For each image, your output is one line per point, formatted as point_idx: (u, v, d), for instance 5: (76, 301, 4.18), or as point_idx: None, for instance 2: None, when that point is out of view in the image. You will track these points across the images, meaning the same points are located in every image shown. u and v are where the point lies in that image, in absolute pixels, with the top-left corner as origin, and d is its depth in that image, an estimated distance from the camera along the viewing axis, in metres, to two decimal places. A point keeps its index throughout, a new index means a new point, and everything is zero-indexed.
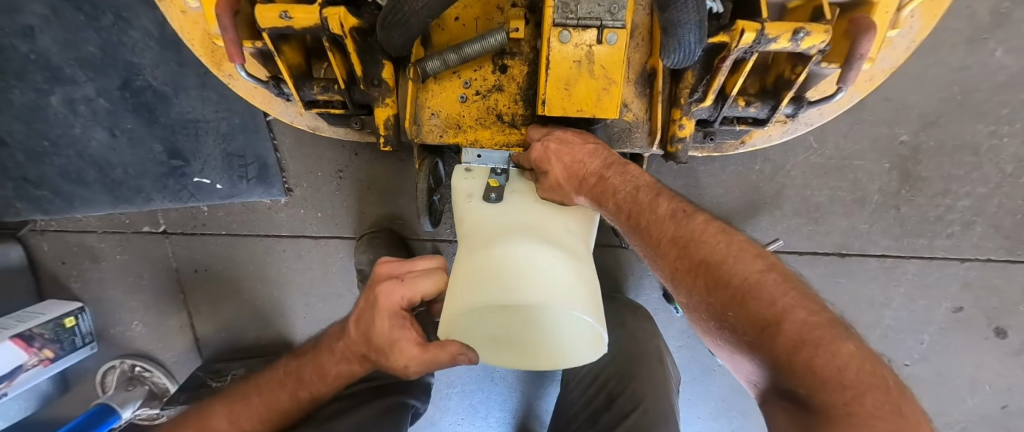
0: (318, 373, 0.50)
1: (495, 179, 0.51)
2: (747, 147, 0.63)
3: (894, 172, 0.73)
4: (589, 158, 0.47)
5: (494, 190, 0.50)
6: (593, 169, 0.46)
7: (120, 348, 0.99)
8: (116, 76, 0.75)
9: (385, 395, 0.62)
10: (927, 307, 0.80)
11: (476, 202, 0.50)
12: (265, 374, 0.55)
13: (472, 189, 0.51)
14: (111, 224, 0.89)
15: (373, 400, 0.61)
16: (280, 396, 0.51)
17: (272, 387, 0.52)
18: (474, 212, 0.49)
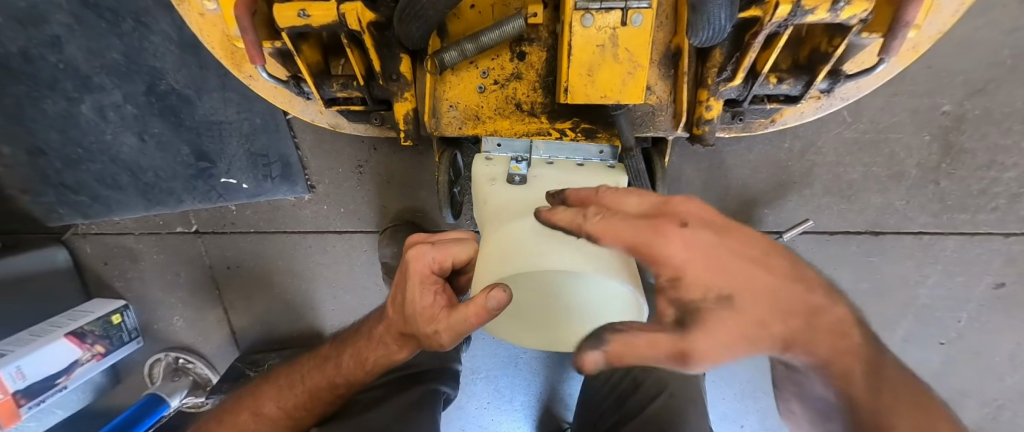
0: (357, 359, 0.50)
1: (516, 165, 0.54)
2: (777, 125, 0.61)
3: (935, 145, 0.69)
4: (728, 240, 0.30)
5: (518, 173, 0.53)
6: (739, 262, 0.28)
7: (163, 342, 1.05)
8: (142, 82, 0.77)
9: (419, 384, 0.66)
10: (967, 284, 0.77)
11: (498, 184, 0.53)
12: (306, 356, 0.57)
13: (494, 173, 0.55)
14: (147, 225, 0.92)
15: (407, 390, 0.64)
16: (320, 382, 0.53)
17: (313, 376, 0.54)
18: (497, 194, 0.52)
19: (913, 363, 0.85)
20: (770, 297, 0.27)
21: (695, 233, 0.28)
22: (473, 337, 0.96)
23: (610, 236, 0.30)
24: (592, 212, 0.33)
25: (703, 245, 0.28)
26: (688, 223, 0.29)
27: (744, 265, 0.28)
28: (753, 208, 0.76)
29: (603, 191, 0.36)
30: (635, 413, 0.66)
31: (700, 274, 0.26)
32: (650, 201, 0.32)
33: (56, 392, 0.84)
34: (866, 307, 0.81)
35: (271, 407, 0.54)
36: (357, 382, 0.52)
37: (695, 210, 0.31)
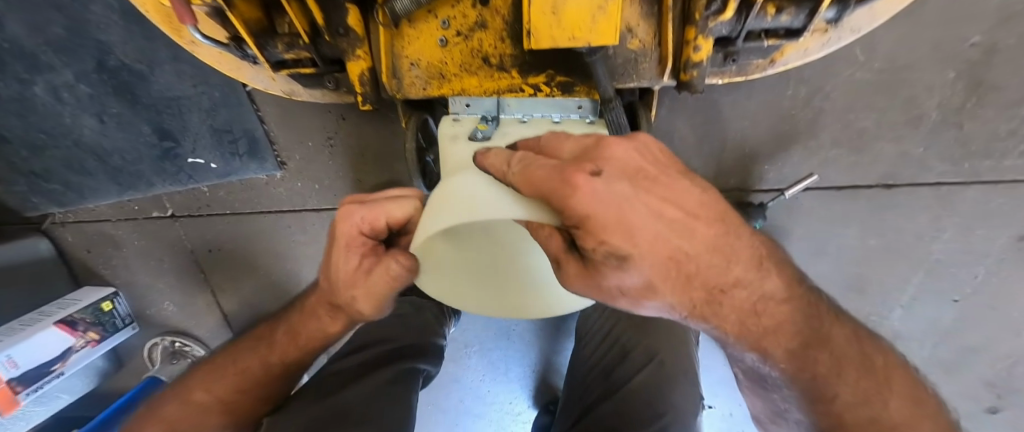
0: (294, 338, 0.54)
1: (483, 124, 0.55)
2: (777, 66, 0.54)
3: (960, 83, 0.61)
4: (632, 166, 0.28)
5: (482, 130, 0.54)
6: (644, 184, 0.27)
7: (159, 327, 1.05)
8: (90, 58, 0.71)
9: (395, 363, 0.63)
10: (987, 237, 0.71)
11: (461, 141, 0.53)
12: (236, 346, 0.58)
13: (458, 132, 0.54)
14: (123, 211, 0.90)
15: (382, 368, 0.61)
16: (259, 365, 0.55)
17: (247, 361, 0.55)
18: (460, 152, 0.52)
19: (922, 322, 0.81)
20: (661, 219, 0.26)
21: (610, 184, 0.24)
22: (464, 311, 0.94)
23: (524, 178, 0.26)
24: (520, 157, 0.29)
25: (616, 196, 0.24)
26: (605, 172, 0.24)
27: (657, 225, 0.26)
28: (753, 163, 0.70)
29: (545, 139, 0.32)
30: (621, 383, 0.65)
31: (596, 228, 0.23)
32: (583, 148, 0.28)
33: (54, 378, 0.84)
34: (875, 265, 0.76)
35: (202, 398, 0.53)
36: (297, 362, 0.55)
37: (622, 157, 0.26)
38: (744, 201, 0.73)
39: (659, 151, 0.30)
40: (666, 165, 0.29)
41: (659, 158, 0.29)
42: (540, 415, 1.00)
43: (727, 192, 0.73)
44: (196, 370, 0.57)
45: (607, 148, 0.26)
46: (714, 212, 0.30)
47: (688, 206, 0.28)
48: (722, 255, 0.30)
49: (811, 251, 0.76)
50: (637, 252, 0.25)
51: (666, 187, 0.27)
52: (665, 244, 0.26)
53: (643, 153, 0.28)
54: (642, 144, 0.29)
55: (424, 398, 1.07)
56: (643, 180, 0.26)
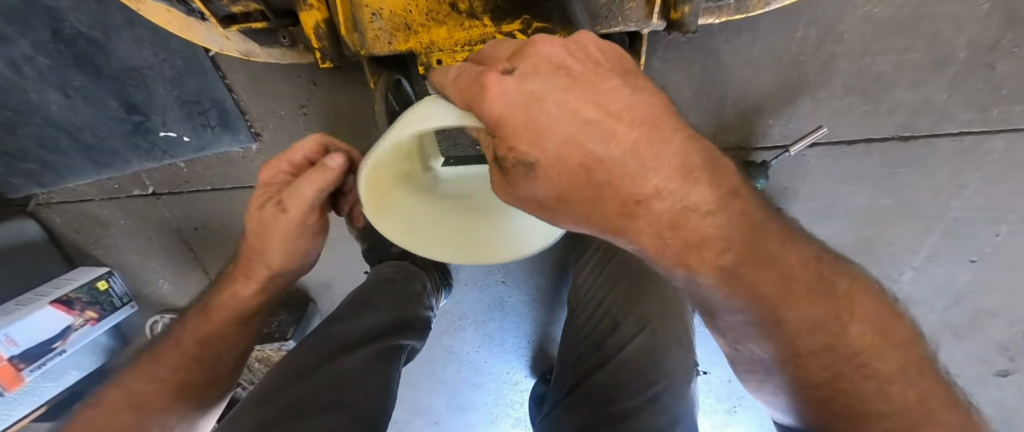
0: (212, 316, 0.54)
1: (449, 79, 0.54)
2: (783, 0, 0.47)
3: (994, 16, 0.54)
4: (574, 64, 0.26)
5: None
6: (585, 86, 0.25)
7: (157, 305, 1.06)
8: (42, 27, 0.67)
9: (373, 341, 0.61)
10: (1011, 191, 0.65)
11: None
12: (138, 359, 0.53)
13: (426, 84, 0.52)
14: (105, 190, 0.88)
15: (358, 346, 0.59)
16: (172, 358, 0.52)
17: (175, 345, 0.53)
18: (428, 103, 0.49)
19: (932, 283, 0.76)
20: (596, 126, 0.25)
21: (520, 84, 0.24)
22: (456, 283, 0.92)
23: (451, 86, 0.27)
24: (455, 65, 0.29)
25: (529, 98, 0.24)
26: (518, 72, 0.24)
27: (586, 134, 0.25)
28: (755, 118, 0.64)
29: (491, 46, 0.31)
30: (611, 354, 0.63)
31: (510, 132, 0.24)
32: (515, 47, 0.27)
33: (56, 355, 0.86)
34: (886, 226, 0.71)
35: (94, 416, 0.46)
36: (217, 343, 0.54)
37: (543, 55, 0.25)
38: (746, 160, 0.67)
39: (606, 52, 0.28)
40: (611, 64, 0.27)
41: (601, 59, 0.27)
42: (537, 385, 1.00)
43: (727, 152, 0.67)
44: (87, 405, 0.48)
45: (532, 46, 0.25)
46: (665, 119, 0.27)
47: (626, 108, 0.26)
48: (679, 174, 0.28)
49: (818, 213, 0.71)
50: (548, 157, 0.25)
51: (598, 87, 0.25)
52: (594, 156, 0.26)
53: (577, 52, 0.26)
54: (578, 44, 0.27)
55: (421, 370, 1.07)
56: (570, 78, 0.25)
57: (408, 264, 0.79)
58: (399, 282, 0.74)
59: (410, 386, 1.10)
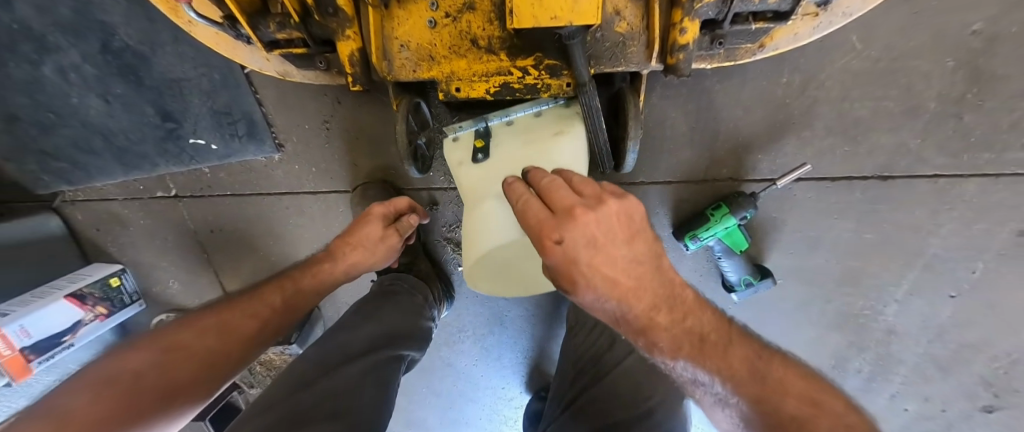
0: (310, 278, 0.64)
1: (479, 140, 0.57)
2: (767, 51, 0.53)
3: (960, 72, 0.60)
4: (603, 235, 0.32)
5: (479, 150, 0.56)
6: (612, 252, 0.32)
7: (165, 304, 1.08)
8: (95, 40, 0.73)
9: (372, 353, 0.63)
10: (986, 231, 0.69)
11: (467, 165, 0.57)
12: (238, 292, 0.59)
13: (462, 156, 0.58)
14: (129, 190, 0.93)
15: (356, 359, 0.61)
16: (271, 299, 0.59)
17: (257, 301, 0.58)
18: (469, 175, 0.57)
19: (917, 318, 0.79)
20: (603, 271, 0.32)
21: (565, 254, 0.32)
22: (457, 296, 0.95)
23: (524, 224, 0.35)
24: (522, 197, 0.36)
25: (567, 257, 0.32)
26: (568, 243, 0.32)
27: (597, 281, 0.33)
28: (746, 152, 0.69)
29: (550, 178, 0.37)
30: (608, 369, 0.66)
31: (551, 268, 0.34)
32: (570, 204, 0.33)
33: (64, 349, 0.87)
34: (870, 259, 0.75)
35: (197, 330, 0.51)
36: (302, 304, 0.62)
37: (582, 230, 0.32)
38: (737, 190, 0.72)
39: (624, 215, 0.34)
40: (625, 231, 0.33)
41: (624, 225, 0.34)
42: (531, 401, 1.01)
43: (720, 182, 0.72)
44: (183, 318, 0.53)
45: (579, 221, 0.32)
46: (649, 268, 0.34)
47: (628, 272, 0.33)
48: (650, 296, 0.34)
49: (805, 244, 0.75)
50: (575, 294, 0.35)
51: (614, 258, 0.33)
52: (600, 291, 0.33)
53: (611, 221, 0.33)
54: (605, 216, 0.33)
55: (417, 380, 1.09)
56: (598, 245, 0.32)
57: (407, 276, 0.81)
58: (402, 295, 0.77)
59: (406, 396, 1.12)
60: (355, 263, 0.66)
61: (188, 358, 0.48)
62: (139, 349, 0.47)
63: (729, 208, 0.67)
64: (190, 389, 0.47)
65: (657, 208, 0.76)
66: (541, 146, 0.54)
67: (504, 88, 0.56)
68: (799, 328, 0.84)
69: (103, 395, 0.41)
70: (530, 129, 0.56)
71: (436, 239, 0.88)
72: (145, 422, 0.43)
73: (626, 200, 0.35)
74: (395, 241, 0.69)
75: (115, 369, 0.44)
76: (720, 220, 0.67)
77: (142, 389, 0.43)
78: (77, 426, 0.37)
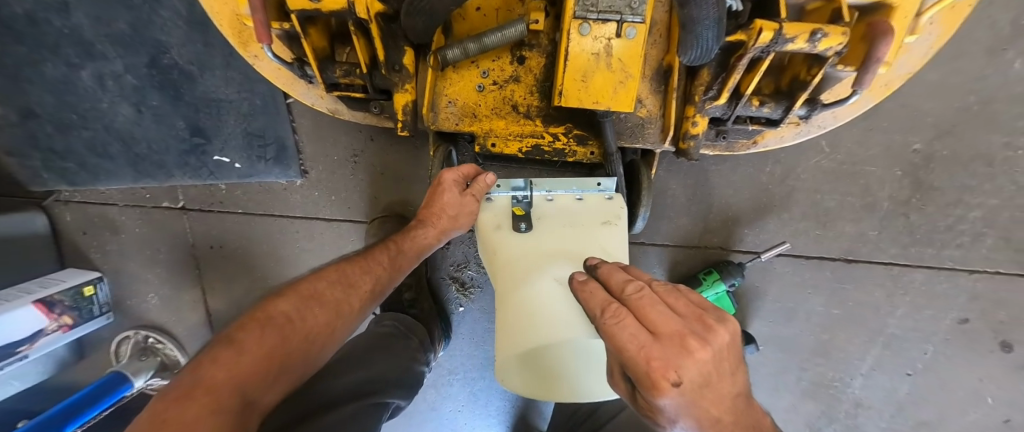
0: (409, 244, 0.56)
1: (519, 206, 0.52)
2: (759, 147, 0.64)
3: (905, 180, 0.73)
4: (711, 369, 0.30)
5: (522, 219, 0.51)
6: (718, 390, 0.31)
7: (133, 320, 1.00)
8: (145, 54, 0.77)
9: (360, 398, 0.55)
10: (933, 317, 0.79)
11: (505, 232, 0.51)
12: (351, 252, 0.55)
13: (499, 218, 0.53)
14: (132, 198, 0.91)
15: (342, 405, 0.52)
16: (380, 259, 0.53)
17: (363, 263, 0.51)
18: (506, 243, 0.50)
19: (880, 392, 0.86)
20: (707, 414, 0.31)
21: (678, 396, 0.29)
22: (453, 337, 0.95)
23: (619, 350, 0.31)
24: (615, 311, 0.34)
25: (676, 403, 0.29)
26: (683, 384, 0.29)
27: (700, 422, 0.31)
28: (735, 226, 0.78)
29: (641, 293, 0.35)
30: (603, 420, 0.71)
31: (650, 404, 0.31)
32: (676, 329, 0.31)
33: (15, 360, 0.80)
34: (839, 333, 0.83)
35: (326, 281, 0.46)
36: (406, 267, 0.55)
37: (696, 367, 0.29)
38: (725, 259, 0.80)
39: (729, 345, 0.33)
40: (725, 364, 0.32)
41: (728, 355, 0.32)
42: None
43: (710, 249, 0.80)
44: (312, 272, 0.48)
45: (694, 356, 0.30)
46: (741, 403, 0.34)
47: (727, 407, 0.32)
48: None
49: (783, 313, 0.83)
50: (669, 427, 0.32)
51: (719, 394, 0.31)
52: None
53: (718, 353, 0.31)
54: (715, 349, 0.31)
55: (399, 425, 1.04)
56: (706, 383, 0.30)
57: (401, 316, 0.78)
58: (395, 336, 0.73)
59: None
60: (445, 230, 0.56)
61: (323, 306, 0.43)
62: (280, 294, 0.42)
63: (720, 274, 0.75)
64: (323, 341, 0.42)
65: (655, 268, 0.82)
66: (586, 235, 0.51)
67: (535, 149, 0.62)
68: (778, 394, 0.89)
69: (264, 332, 0.36)
70: (575, 212, 0.52)
71: (442, 278, 0.90)
72: (295, 369, 0.38)
73: (727, 324, 0.33)
74: (472, 206, 0.52)
75: (267, 310, 0.39)
76: (712, 284, 0.74)
77: (292, 334, 0.38)
78: (251, 360, 0.33)
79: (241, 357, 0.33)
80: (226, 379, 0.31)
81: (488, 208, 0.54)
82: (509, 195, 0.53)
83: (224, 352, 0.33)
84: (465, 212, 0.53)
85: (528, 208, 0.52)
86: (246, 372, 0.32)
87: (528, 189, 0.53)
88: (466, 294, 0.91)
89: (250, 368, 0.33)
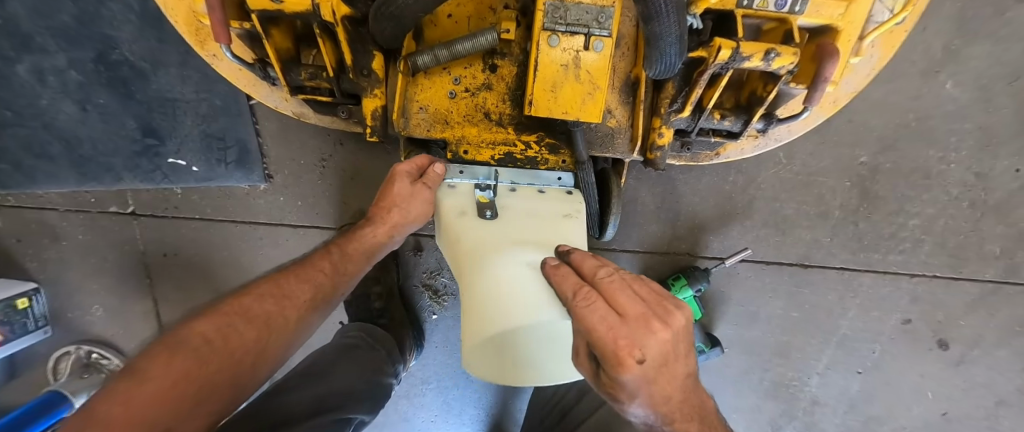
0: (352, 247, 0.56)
1: (483, 196, 0.51)
2: (722, 158, 0.67)
3: (854, 190, 0.78)
4: (669, 348, 0.32)
5: (488, 207, 0.49)
6: (674, 367, 0.33)
7: (75, 334, 0.92)
8: (91, 49, 0.72)
9: (319, 414, 0.54)
10: (880, 318, 0.84)
11: (470, 218, 0.49)
12: (291, 261, 0.54)
13: (463, 206, 0.51)
14: (75, 202, 0.84)
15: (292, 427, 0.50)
16: (322, 266, 0.53)
17: (300, 273, 0.50)
18: (471, 227, 0.48)
19: (834, 390, 0.90)
20: (662, 391, 0.32)
21: (640, 373, 0.30)
22: (425, 346, 0.93)
23: (589, 331, 0.31)
24: (587, 294, 0.33)
25: (637, 379, 0.30)
26: (646, 361, 0.30)
27: (655, 396, 0.32)
28: (701, 233, 0.81)
29: (611, 277, 0.35)
30: None
31: (612, 381, 0.32)
32: (643, 312, 0.32)
33: None
34: (797, 335, 0.87)
35: (254, 296, 0.46)
36: (354, 271, 0.55)
37: (657, 345, 0.31)
38: (692, 264, 0.82)
39: (685, 327, 0.34)
40: (681, 344, 0.34)
41: (684, 336, 0.34)
42: None
43: (679, 255, 0.82)
44: (240, 289, 0.47)
45: (657, 336, 0.31)
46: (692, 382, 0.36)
47: (680, 385, 0.34)
48: (689, 412, 0.36)
49: (746, 317, 0.86)
50: (627, 403, 0.34)
51: (675, 373, 0.33)
52: (653, 407, 0.33)
53: (677, 334, 0.33)
54: (674, 330, 0.33)
55: None
56: (663, 361, 0.32)
57: (371, 328, 0.74)
58: (361, 348, 0.70)
59: None
60: (395, 225, 0.55)
61: (248, 322, 0.42)
62: (201, 316, 0.41)
63: (687, 280, 0.77)
64: (251, 359, 0.41)
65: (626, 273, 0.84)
66: (551, 228, 0.50)
67: (508, 157, 0.60)
68: (742, 394, 0.93)
69: (175, 356, 0.35)
70: (538, 205, 0.52)
71: (414, 285, 0.88)
72: (219, 391, 0.37)
73: (686, 308, 0.35)
74: (425, 195, 0.51)
75: (184, 333, 0.38)
76: (679, 290, 0.76)
77: (210, 355, 0.37)
78: (159, 386, 0.32)
79: (145, 384, 0.32)
80: (124, 411, 0.29)
81: (450, 195, 0.52)
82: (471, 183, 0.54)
83: (124, 384, 0.31)
84: (417, 200, 0.52)
85: (493, 197, 0.51)
86: (148, 398, 0.31)
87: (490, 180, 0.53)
88: (439, 302, 0.89)
89: (156, 394, 0.31)
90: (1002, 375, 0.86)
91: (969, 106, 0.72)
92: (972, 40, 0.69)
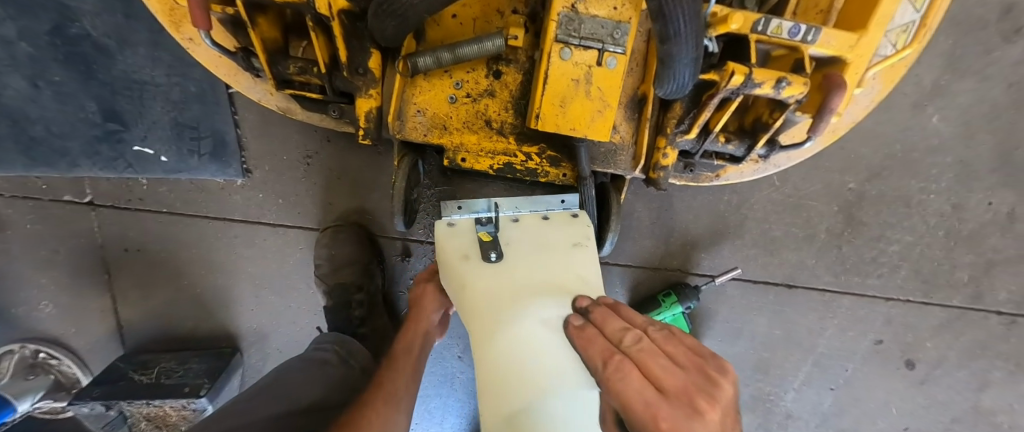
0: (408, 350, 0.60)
1: (484, 231, 0.46)
2: (721, 180, 0.67)
3: (841, 214, 0.80)
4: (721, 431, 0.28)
5: (491, 247, 0.45)
6: None
7: (19, 331, 0.83)
8: (47, 20, 0.64)
9: None
10: (854, 338, 0.87)
11: (474, 263, 0.44)
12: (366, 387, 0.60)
13: (465, 247, 0.46)
14: (25, 188, 0.76)
15: None
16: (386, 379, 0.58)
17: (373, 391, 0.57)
18: (477, 277, 0.43)
19: (808, 405, 0.93)
20: None
21: None
22: None
23: (624, 407, 0.30)
24: (618, 365, 0.32)
25: None
26: None
27: None
28: (693, 250, 0.81)
29: (639, 344, 0.34)
30: None
31: None
32: (680, 385, 0.30)
33: None
34: (777, 352, 0.89)
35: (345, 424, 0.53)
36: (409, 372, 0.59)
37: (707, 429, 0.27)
38: (683, 280, 0.83)
39: (733, 402, 0.31)
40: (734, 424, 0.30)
41: (734, 413, 0.30)
42: None
43: (670, 271, 0.82)
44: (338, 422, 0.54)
45: (705, 418, 0.27)
46: None
47: None
48: None
49: (730, 333, 0.87)
50: None
51: None
52: None
53: (725, 411, 0.29)
54: (723, 407, 0.29)
55: None
56: None
57: (347, 341, 0.68)
58: (332, 367, 0.64)
59: None
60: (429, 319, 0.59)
61: None
62: None
63: (677, 297, 0.77)
64: None
65: (618, 287, 0.83)
66: (560, 261, 0.46)
67: (507, 167, 0.58)
68: None
69: None
70: (545, 234, 0.47)
71: (400, 291, 0.84)
72: None
73: (729, 377, 0.32)
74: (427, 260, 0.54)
75: None
76: (669, 307, 0.77)
77: None
78: None
79: None
80: None
81: (451, 235, 0.46)
82: (471, 217, 0.48)
83: None
84: None
85: (495, 233, 0.46)
86: None
87: (491, 212, 0.48)
88: None
89: None
90: (960, 394, 0.90)
91: (952, 141, 0.75)
92: (961, 76, 0.71)
